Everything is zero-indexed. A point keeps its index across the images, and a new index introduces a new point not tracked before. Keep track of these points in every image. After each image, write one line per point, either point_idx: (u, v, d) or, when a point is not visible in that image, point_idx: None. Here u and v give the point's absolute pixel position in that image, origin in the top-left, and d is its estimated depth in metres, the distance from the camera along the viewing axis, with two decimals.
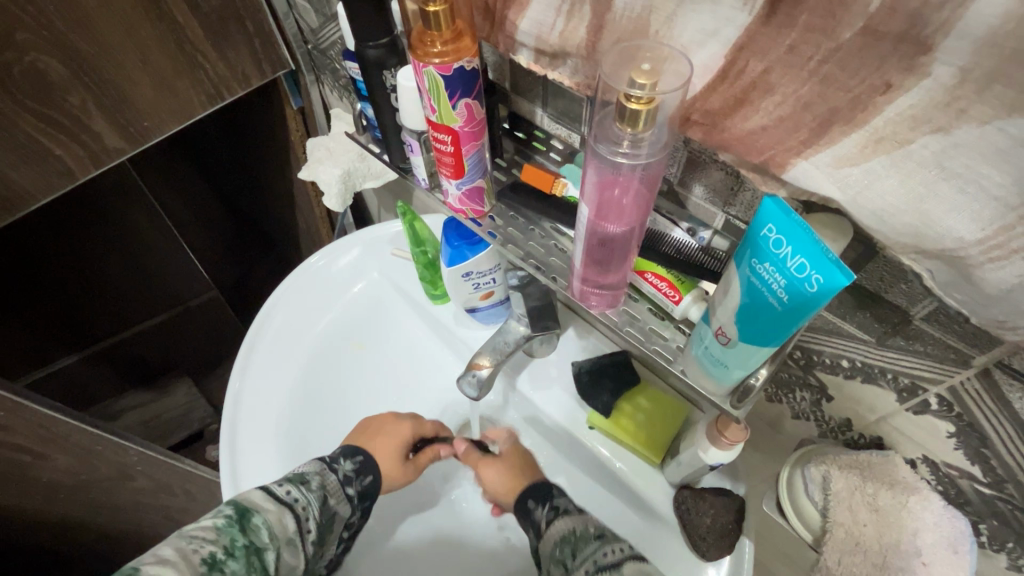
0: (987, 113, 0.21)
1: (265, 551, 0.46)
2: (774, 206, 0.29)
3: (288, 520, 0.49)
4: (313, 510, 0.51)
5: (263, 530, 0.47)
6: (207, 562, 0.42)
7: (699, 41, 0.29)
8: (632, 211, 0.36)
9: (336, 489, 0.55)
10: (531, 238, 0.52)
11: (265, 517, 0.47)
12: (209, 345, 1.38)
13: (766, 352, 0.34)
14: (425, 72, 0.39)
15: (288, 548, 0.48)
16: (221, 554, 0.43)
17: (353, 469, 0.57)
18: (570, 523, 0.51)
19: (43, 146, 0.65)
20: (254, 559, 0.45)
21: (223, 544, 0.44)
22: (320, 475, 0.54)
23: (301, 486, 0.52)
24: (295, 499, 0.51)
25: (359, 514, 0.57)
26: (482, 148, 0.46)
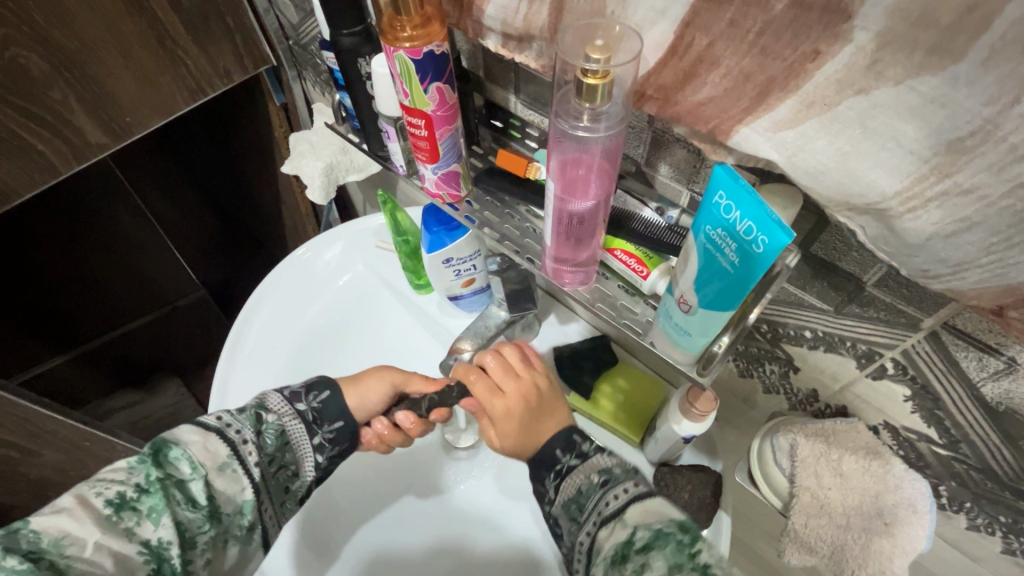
0: (900, 74, 0.23)
1: (186, 481, 0.45)
2: (723, 173, 0.31)
3: (217, 446, 0.48)
4: (248, 430, 0.50)
5: (184, 462, 0.46)
6: (114, 504, 0.42)
7: (651, 19, 0.30)
8: (597, 185, 0.38)
9: (280, 408, 0.53)
10: (506, 221, 0.53)
11: (186, 448, 0.46)
12: (198, 344, 1.39)
13: (726, 316, 0.36)
14: (397, 57, 0.41)
15: (220, 473, 0.47)
16: (133, 494, 0.43)
17: (303, 387, 0.56)
18: (579, 478, 0.49)
19: (27, 143, 0.66)
20: (172, 492, 0.44)
21: (135, 483, 0.43)
22: (260, 397, 0.53)
23: (233, 411, 0.51)
24: (225, 424, 0.50)
25: (325, 429, 0.55)
26: (456, 132, 0.47)
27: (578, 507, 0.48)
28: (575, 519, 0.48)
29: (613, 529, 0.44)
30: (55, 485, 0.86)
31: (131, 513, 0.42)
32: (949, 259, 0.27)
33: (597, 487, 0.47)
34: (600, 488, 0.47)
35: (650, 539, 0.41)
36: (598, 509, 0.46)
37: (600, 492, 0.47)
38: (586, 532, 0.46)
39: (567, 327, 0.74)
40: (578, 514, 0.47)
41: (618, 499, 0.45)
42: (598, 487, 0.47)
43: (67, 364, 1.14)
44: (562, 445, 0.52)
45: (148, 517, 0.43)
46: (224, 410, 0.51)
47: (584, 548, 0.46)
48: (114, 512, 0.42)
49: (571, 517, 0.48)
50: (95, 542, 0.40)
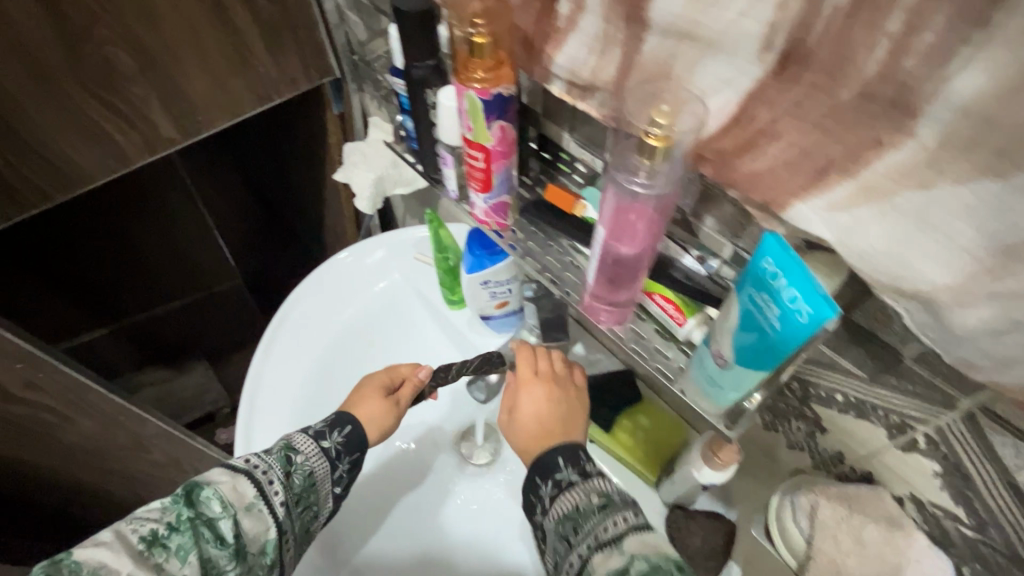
0: (961, 173, 0.24)
1: (215, 521, 0.49)
2: (773, 242, 0.32)
3: (245, 487, 0.52)
4: (275, 473, 0.54)
5: (213, 502, 0.50)
6: (146, 539, 0.46)
7: (716, 88, 0.32)
8: (644, 236, 0.39)
9: (308, 448, 0.56)
10: (548, 252, 0.55)
11: (216, 489, 0.50)
12: (228, 330, 1.44)
13: (760, 375, 0.37)
14: (467, 95, 0.43)
15: (246, 514, 0.51)
16: (164, 531, 0.47)
17: (327, 425, 0.59)
18: (577, 495, 0.49)
19: (107, 132, 0.71)
20: (201, 530, 0.48)
21: (166, 519, 0.48)
22: (286, 437, 0.57)
23: (262, 453, 0.55)
24: (253, 465, 0.53)
25: (346, 463, 0.58)
26: (511, 166, 0.49)
27: (574, 527, 0.47)
28: (566, 539, 0.48)
29: (611, 556, 0.44)
30: (85, 454, 0.90)
31: (161, 549, 0.46)
32: (995, 353, 0.27)
33: (596, 509, 0.47)
34: (598, 512, 0.47)
35: None
36: (594, 533, 0.46)
37: (598, 517, 0.47)
38: (578, 554, 0.46)
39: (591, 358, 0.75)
40: (569, 535, 0.47)
41: (615, 526, 0.46)
42: (597, 510, 0.47)
43: (107, 336, 1.19)
44: (567, 455, 0.53)
45: (176, 554, 0.47)
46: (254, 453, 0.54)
47: (574, 569, 0.46)
48: (146, 546, 0.46)
49: (561, 535, 0.48)
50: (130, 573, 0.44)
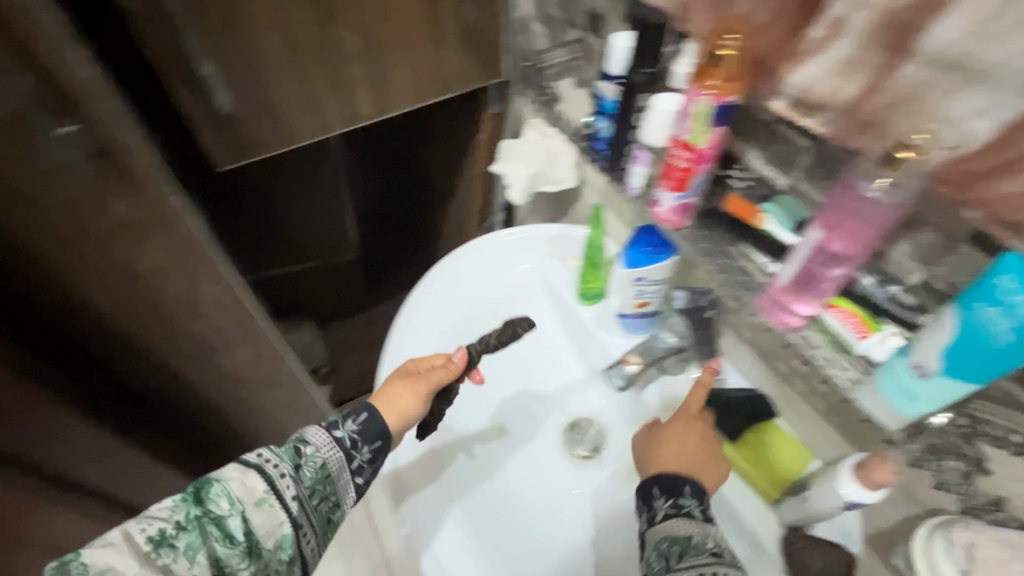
0: None
1: (224, 518, 0.53)
2: (1014, 260, 0.34)
3: (256, 480, 0.55)
4: (286, 467, 0.57)
5: (220, 499, 0.53)
6: (154, 540, 0.51)
7: (971, 114, 0.36)
8: (859, 241, 0.44)
9: (320, 441, 0.60)
10: (721, 257, 0.58)
11: (223, 486, 0.54)
12: (332, 301, 1.56)
13: (970, 389, 0.39)
14: (698, 100, 0.48)
15: (259, 509, 0.55)
16: (171, 529, 0.51)
17: (340, 415, 0.63)
18: (692, 527, 0.55)
19: (321, 103, 0.82)
20: (208, 528, 0.53)
21: (174, 518, 0.52)
22: (314, 437, 0.60)
23: (274, 448, 0.58)
24: (262, 458, 0.57)
25: (362, 453, 0.61)
26: (709, 171, 0.54)
27: (681, 556, 0.53)
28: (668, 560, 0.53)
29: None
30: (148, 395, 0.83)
31: (167, 550, 0.51)
32: None
33: (710, 553, 0.52)
34: (710, 558, 0.52)
35: None
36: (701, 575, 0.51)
37: (709, 559, 0.52)
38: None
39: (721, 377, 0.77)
40: (674, 558, 0.53)
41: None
42: (710, 556, 0.52)
43: None
44: (671, 488, 0.58)
45: (182, 553, 0.51)
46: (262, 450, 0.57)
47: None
48: (153, 545, 0.51)
49: (665, 554, 0.53)
50: None
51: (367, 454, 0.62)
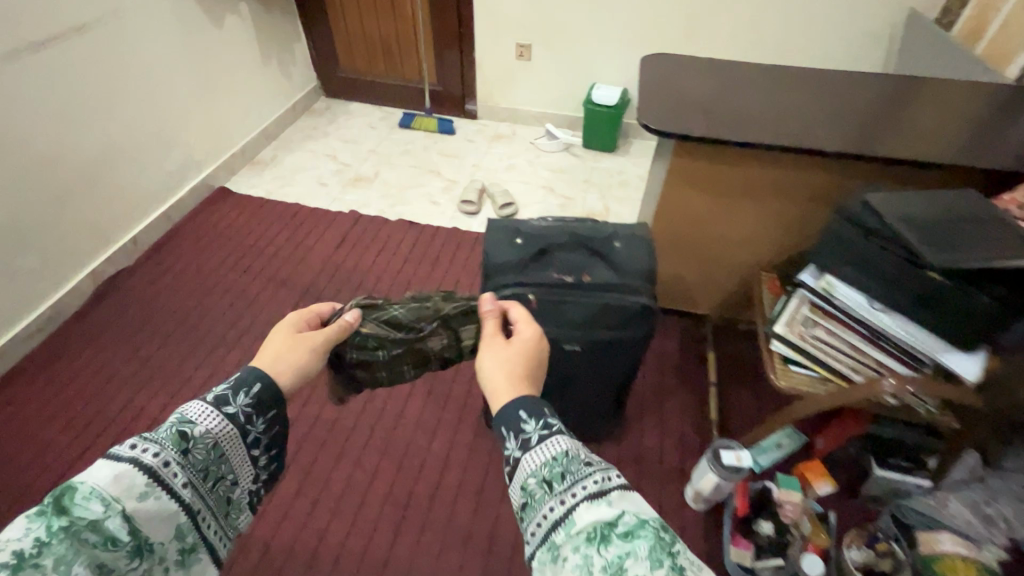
0: None
1: (98, 523, 0.38)
2: None
3: (135, 475, 0.41)
4: (181, 460, 0.44)
5: (92, 501, 0.38)
6: (9, 566, 0.34)
7: None
8: None
9: (209, 419, 0.47)
10: None
11: (92, 488, 0.39)
12: None
13: None
14: None
15: (141, 505, 0.41)
16: (30, 551, 0.35)
17: (224, 388, 0.50)
18: (548, 446, 0.48)
19: None
20: (83, 536, 0.38)
21: (33, 537, 0.36)
22: (208, 425, 0.47)
23: (145, 439, 0.44)
24: (158, 458, 0.43)
25: (260, 424, 0.51)
26: None
27: (563, 475, 0.46)
28: (550, 485, 0.46)
29: (596, 507, 0.42)
30: None
31: (31, 573, 0.35)
32: None
33: (579, 461, 0.47)
34: (581, 464, 0.46)
35: (635, 528, 0.40)
36: (581, 483, 0.45)
37: (582, 467, 0.46)
38: (553, 503, 0.44)
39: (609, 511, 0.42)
40: (556, 482, 0.46)
41: (581, 488, 0.44)
42: (581, 465, 0.46)
43: None
44: (530, 414, 0.52)
45: (54, 575, 0.36)
46: (140, 435, 0.43)
47: (553, 515, 0.44)
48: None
49: (545, 481, 0.46)
50: None
51: (263, 424, 0.51)
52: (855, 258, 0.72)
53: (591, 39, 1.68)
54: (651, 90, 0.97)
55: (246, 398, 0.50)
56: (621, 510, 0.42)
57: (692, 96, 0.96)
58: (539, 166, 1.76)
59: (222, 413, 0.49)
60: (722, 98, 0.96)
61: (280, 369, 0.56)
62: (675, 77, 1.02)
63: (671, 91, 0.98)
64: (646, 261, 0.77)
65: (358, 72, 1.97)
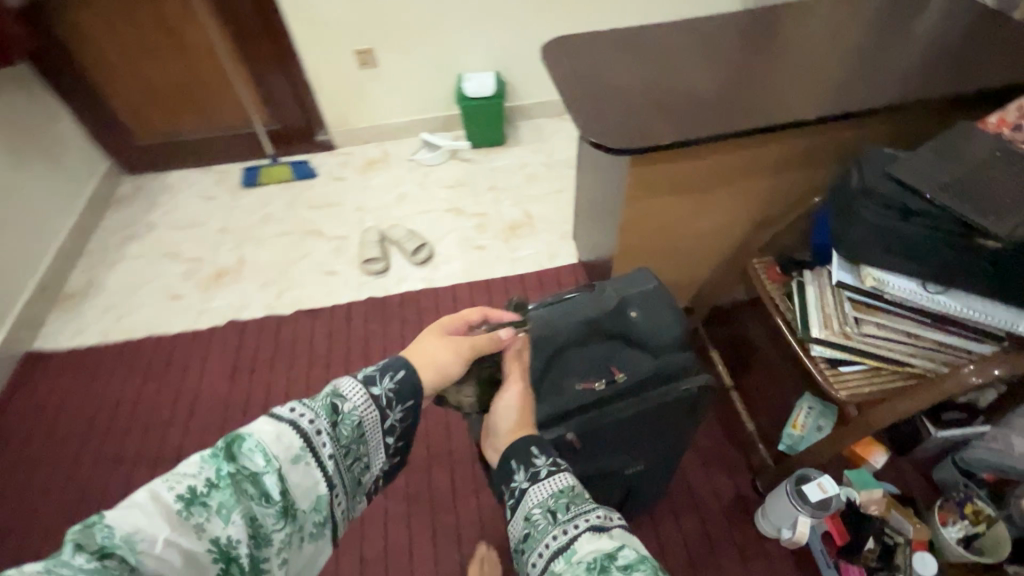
0: None
1: (259, 476, 0.41)
2: None
3: (293, 437, 0.44)
4: (323, 424, 0.46)
5: (255, 455, 0.42)
6: (184, 498, 0.38)
7: None
8: None
9: (360, 398, 0.49)
10: None
11: (259, 441, 0.42)
12: None
13: None
14: None
15: (292, 468, 0.43)
16: (201, 489, 0.39)
17: (376, 369, 0.51)
18: (552, 481, 0.48)
19: None
20: (245, 486, 0.41)
21: (206, 476, 0.39)
22: (358, 411, 0.49)
23: (306, 402, 0.47)
24: (308, 422, 0.45)
25: (397, 412, 0.51)
26: None
27: (567, 506, 0.46)
28: (553, 514, 0.46)
29: (598, 538, 0.42)
30: None
31: (201, 508, 0.38)
32: None
33: (582, 497, 0.47)
34: (584, 500, 0.46)
35: (634, 560, 0.39)
36: (585, 515, 0.45)
37: (588, 504, 0.46)
38: (552, 534, 0.44)
39: (603, 539, 0.42)
40: (558, 511, 0.46)
41: (579, 522, 0.44)
42: (584, 501, 0.46)
43: None
44: (541, 450, 0.52)
45: (217, 514, 0.38)
46: (297, 401, 0.46)
47: (554, 544, 0.44)
48: (184, 508, 0.38)
49: (549, 511, 0.46)
50: (164, 541, 0.36)
51: (400, 416, 0.51)
52: (893, 241, 0.62)
53: (438, 25, 1.41)
54: (580, 93, 0.79)
55: (385, 381, 0.50)
56: (619, 537, 0.42)
57: (631, 89, 0.79)
58: (432, 185, 1.50)
59: (372, 398, 0.50)
60: (663, 82, 0.80)
61: (422, 364, 0.53)
62: (596, 66, 0.83)
63: (602, 87, 0.80)
64: (679, 327, 0.61)
65: (162, 133, 1.53)
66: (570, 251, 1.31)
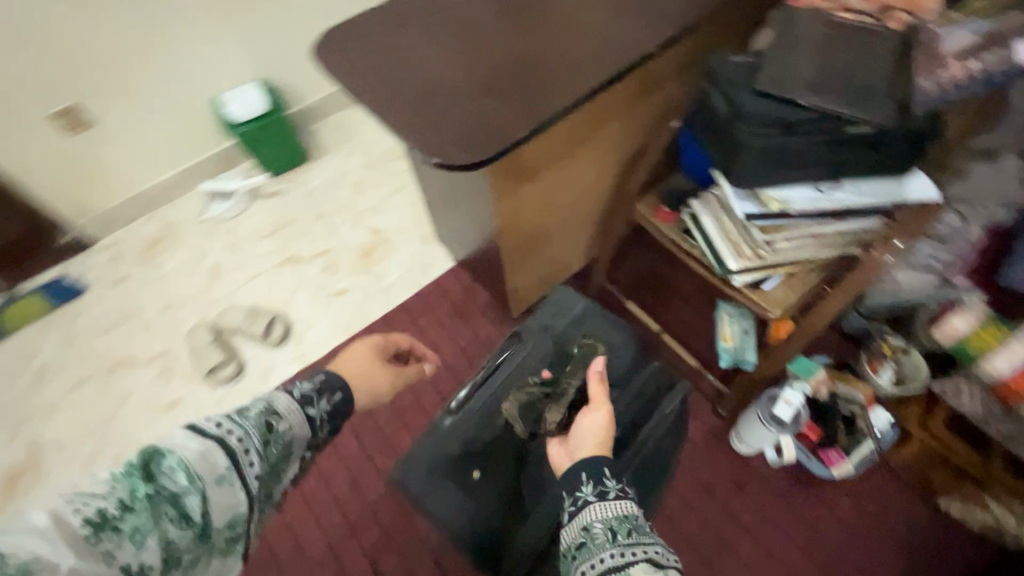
0: None
1: (181, 497, 0.34)
2: None
3: (218, 455, 0.37)
4: (253, 444, 0.40)
5: (177, 474, 0.35)
6: (93, 523, 0.31)
7: None
8: None
9: (294, 416, 0.45)
10: None
11: (183, 457, 0.35)
12: None
13: None
14: None
15: (217, 489, 0.37)
16: (114, 512, 0.32)
17: (314, 389, 0.50)
18: (618, 506, 0.43)
19: None
20: (162, 508, 0.34)
21: (117, 498, 0.32)
22: (287, 416, 0.45)
23: (235, 417, 0.41)
24: (233, 436, 0.39)
25: (325, 433, 0.49)
26: None
27: (630, 531, 0.42)
28: (614, 535, 0.42)
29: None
30: None
31: (114, 533, 0.32)
32: None
33: (648, 533, 0.43)
34: (647, 535, 0.42)
35: None
36: (645, 548, 0.41)
37: (652, 539, 0.42)
38: (607, 553, 0.41)
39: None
40: (619, 535, 0.42)
41: (636, 555, 0.41)
42: (648, 534, 0.43)
43: None
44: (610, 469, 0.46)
45: (130, 540, 0.32)
46: (220, 415, 0.40)
47: (607, 565, 0.41)
48: (93, 533, 0.31)
49: (609, 529, 0.43)
50: (66, 569, 0.30)
51: (327, 437, 0.50)
52: (768, 160, 0.59)
53: (145, 51, 1.05)
54: (395, 100, 0.62)
55: (321, 400, 0.49)
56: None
57: (448, 72, 0.63)
58: (245, 242, 1.21)
59: (301, 401, 0.47)
60: (478, 52, 0.65)
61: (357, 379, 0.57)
62: (393, 58, 0.66)
63: (416, 83, 0.64)
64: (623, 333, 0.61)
65: None
66: (442, 252, 1.15)
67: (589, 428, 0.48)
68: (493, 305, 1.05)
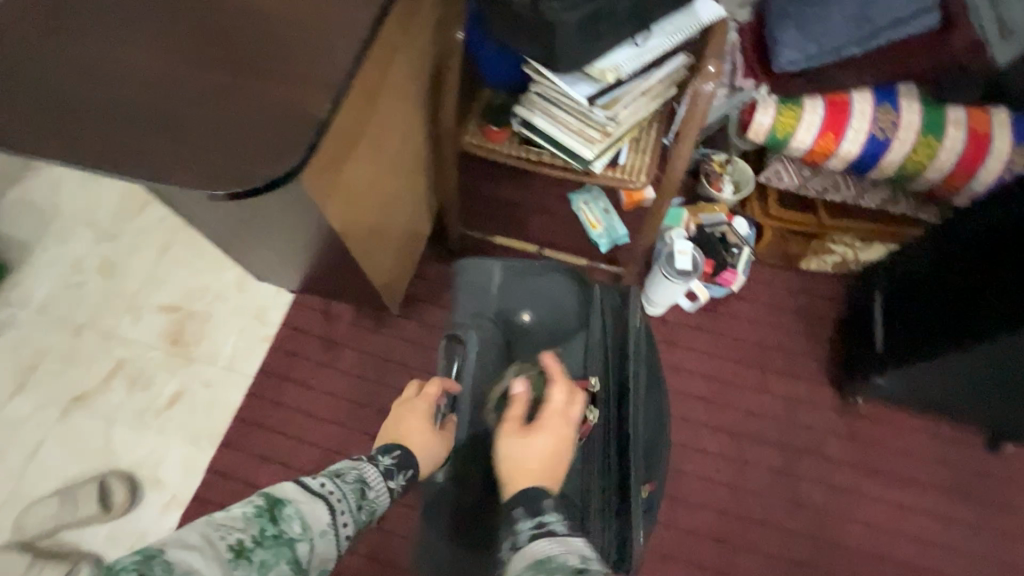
0: None
1: (295, 542, 0.37)
2: None
3: (321, 509, 0.40)
4: (348, 505, 0.43)
5: (295, 520, 0.38)
6: (234, 551, 0.34)
7: None
8: None
9: (377, 490, 0.47)
10: None
11: (299, 508, 0.38)
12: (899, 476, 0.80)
13: None
14: None
15: (322, 540, 0.39)
16: (249, 542, 0.35)
17: (396, 461, 0.50)
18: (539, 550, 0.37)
19: None
20: (282, 550, 0.36)
21: (252, 530, 0.35)
22: (367, 481, 0.46)
23: (336, 479, 0.44)
24: (330, 490, 0.42)
25: None
26: None
27: None
28: None
29: None
30: None
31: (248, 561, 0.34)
32: None
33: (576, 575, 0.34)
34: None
35: None
36: None
37: None
38: None
39: None
40: None
41: None
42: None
43: None
44: (533, 504, 0.41)
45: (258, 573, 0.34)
46: (322, 476, 0.43)
47: None
48: (233, 558, 0.33)
49: None
50: None
51: None
52: (577, 38, 0.56)
53: None
54: (135, 147, 0.45)
55: (396, 478, 0.49)
56: None
57: (188, 81, 0.47)
58: None
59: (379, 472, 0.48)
60: (206, 38, 0.49)
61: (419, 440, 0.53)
62: (87, 94, 0.47)
63: (147, 112, 0.46)
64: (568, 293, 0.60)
65: None
66: (270, 289, 0.93)
67: (534, 451, 0.45)
68: (366, 314, 0.91)
